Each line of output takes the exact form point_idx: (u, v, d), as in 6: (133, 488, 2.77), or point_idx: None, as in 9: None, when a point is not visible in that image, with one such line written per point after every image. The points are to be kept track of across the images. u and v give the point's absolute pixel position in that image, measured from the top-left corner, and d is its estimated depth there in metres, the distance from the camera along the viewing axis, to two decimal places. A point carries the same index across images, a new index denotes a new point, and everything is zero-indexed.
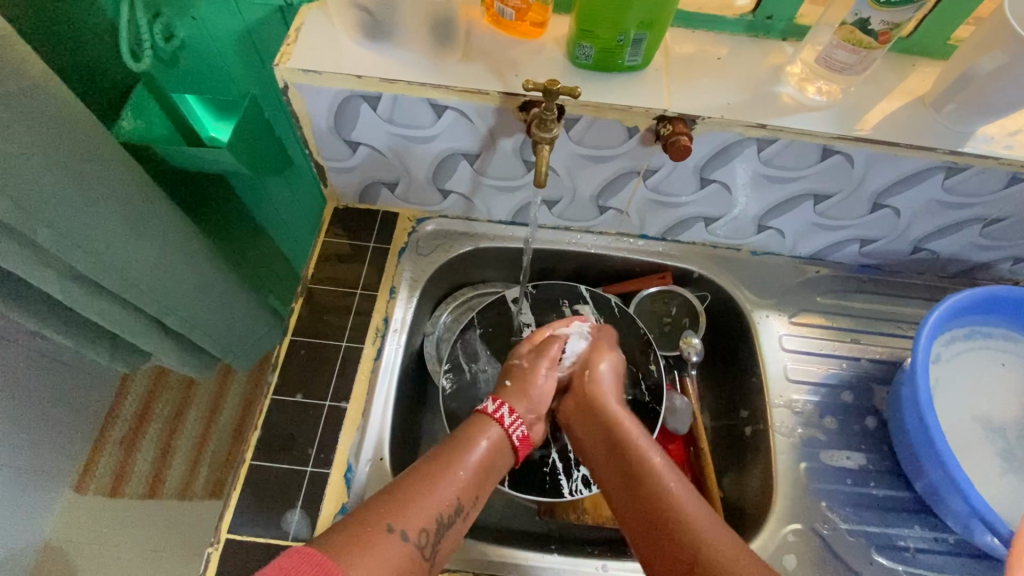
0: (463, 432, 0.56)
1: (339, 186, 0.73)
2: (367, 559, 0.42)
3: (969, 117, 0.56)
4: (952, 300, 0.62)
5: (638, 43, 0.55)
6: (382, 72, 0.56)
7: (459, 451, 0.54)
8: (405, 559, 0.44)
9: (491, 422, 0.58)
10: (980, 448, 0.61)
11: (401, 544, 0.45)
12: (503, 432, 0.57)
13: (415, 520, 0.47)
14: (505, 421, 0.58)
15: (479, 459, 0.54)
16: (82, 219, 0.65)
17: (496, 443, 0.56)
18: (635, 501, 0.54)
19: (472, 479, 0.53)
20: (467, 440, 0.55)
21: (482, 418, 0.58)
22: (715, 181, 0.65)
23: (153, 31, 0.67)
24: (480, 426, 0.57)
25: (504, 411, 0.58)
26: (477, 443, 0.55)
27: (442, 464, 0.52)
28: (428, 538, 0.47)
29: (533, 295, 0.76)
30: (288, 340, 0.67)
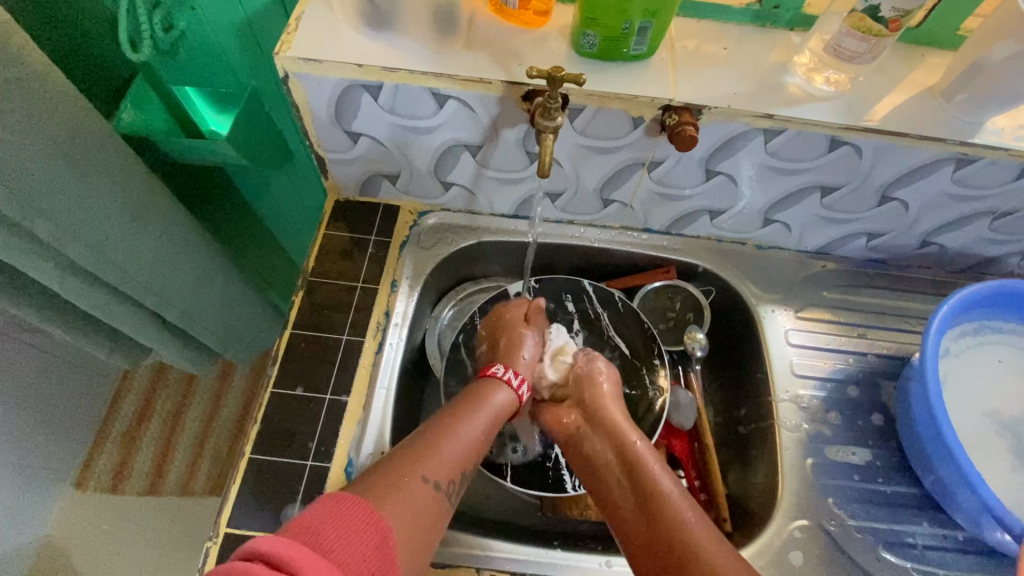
0: (476, 388, 0.60)
1: (340, 179, 0.72)
2: (401, 503, 0.45)
3: (981, 107, 0.55)
4: (961, 293, 0.61)
5: (644, 31, 0.54)
6: (383, 61, 0.55)
7: (477, 405, 0.58)
8: (433, 502, 0.48)
9: (502, 383, 0.61)
10: (990, 444, 0.60)
11: (432, 491, 0.48)
12: (514, 393, 0.61)
13: (442, 469, 0.50)
14: (512, 383, 0.61)
15: (495, 408, 0.59)
16: (80, 210, 0.64)
17: (507, 401, 0.60)
18: (642, 525, 0.53)
19: (488, 431, 0.57)
20: (484, 393, 0.59)
21: (490, 379, 0.61)
22: (721, 173, 0.65)
23: (153, 22, 0.65)
24: (489, 387, 0.60)
25: (511, 375, 0.62)
26: (494, 398, 0.59)
27: (462, 417, 0.56)
28: (452, 484, 0.51)
29: (536, 289, 0.75)
30: (289, 333, 0.67)
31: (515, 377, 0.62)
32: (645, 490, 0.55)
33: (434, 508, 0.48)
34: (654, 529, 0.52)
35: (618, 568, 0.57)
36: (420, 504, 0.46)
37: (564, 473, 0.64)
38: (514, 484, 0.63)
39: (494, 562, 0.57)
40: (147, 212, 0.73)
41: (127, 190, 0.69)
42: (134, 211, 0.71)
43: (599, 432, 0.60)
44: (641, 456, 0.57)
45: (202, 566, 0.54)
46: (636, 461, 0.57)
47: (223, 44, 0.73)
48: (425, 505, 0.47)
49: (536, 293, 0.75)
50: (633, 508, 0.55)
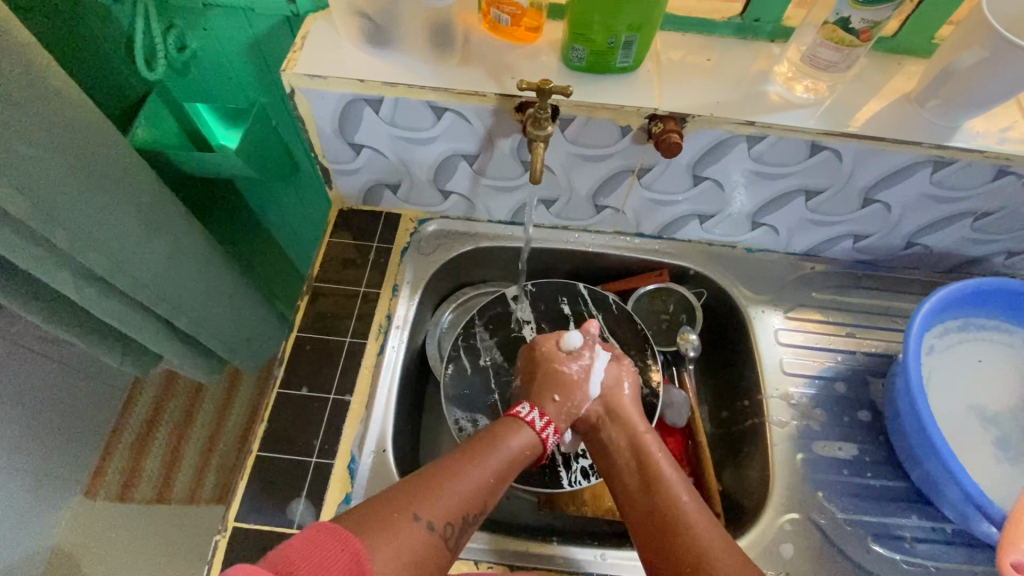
0: (494, 433, 0.57)
1: (344, 189, 0.76)
2: (390, 544, 0.43)
3: (953, 111, 0.58)
4: (943, 291, 0.63)
5: (629, 45, 0.57)
6: (383, 76, 0.59)
7: (487, 452, 0.54)
8: (427, 547, 0.46)
9: (522, 424, 0.58)
10: (977, 438, 0.62)
11: (426, 535, 0.46)
12: (535, 436, 0.58)
13: (442, 512, 0.48)
14: (536, 425, 0.59)
15: (506, 453, 0.55)
16: (97, 220, 0.68)
17: (527, 446, 0.57)
18: (643, 507, 0.55)
19: (499, 478, 0.53)
20: (497, 439, 0.56)
21: (512, 419, 0.59)
22: (708, 179, 0.67)
23: (167, 41, 0.71)
24: (511, 428, 0.58)
25: (536, 416, 0.59)
26: (507, 445, 0.56)
27: (473, 462, 0.53)
28: (453, 531, 0.48)
29: (532, 293, 0.78)
30: (295, 336, 0.69)
31: (538, 417, 0.59)
32: (649, 475, 0.56)
33: (428, 558, 0.45)
34: (656, 512, 0.54)
35: (613, 561, 0.59)
36: (412, 554, 0.44)
37: (560, 469, 0.66)
38: (511, 479, 0.65)
39: (492, 554, 0.59)
40: (159, 223, 0.77)
41: (141, 200, 0.73)
42: (148, 221, 0.75)
43: (614, 422, 0.62)
44: (650, 445, 0.59)
45: (210, 560, 0.56)
46: (645, 448, 0.59)
47: (233, 63, 0.75)
48: (417, 553, 0.45)
49: (532, 297, 0.78)
50: (638, 491, 0.56)
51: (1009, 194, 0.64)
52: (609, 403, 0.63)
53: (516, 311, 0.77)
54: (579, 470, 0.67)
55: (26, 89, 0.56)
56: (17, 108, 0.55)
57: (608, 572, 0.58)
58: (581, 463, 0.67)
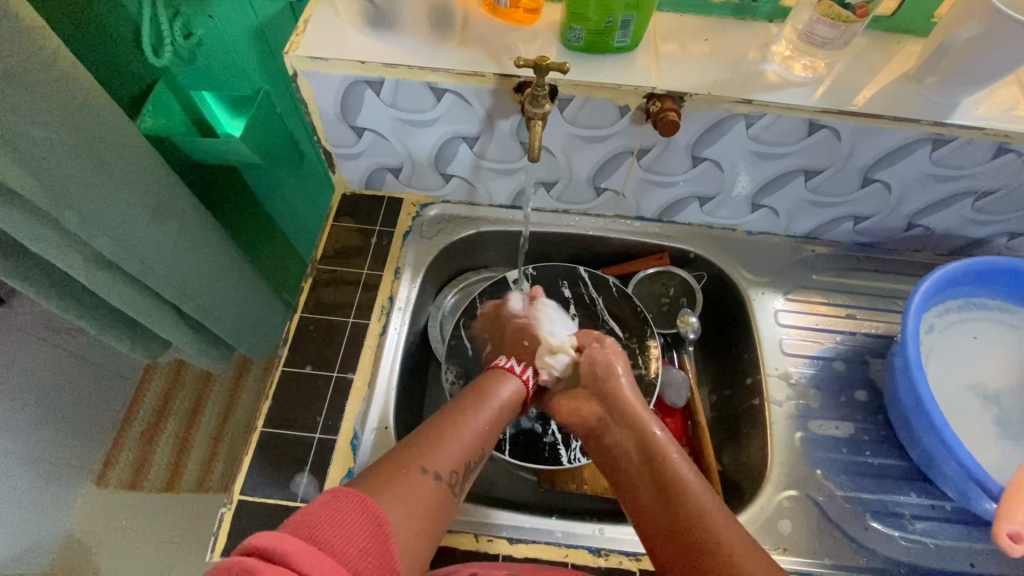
0: (479, 388, 0.60)
1: (347, 173, 0.77)
2: (401, 496, 0.46)
3: (951, 87, 0.58)
4: (943, 269, 0.63)
5: (627, 25, 0.58)
6: (384, 58, 0.60)
7: (479, 402, 0.58)
8: (435, 494, 0.48)
9: (506, 372, 0.63)
10: (976, 416, 0.62)
11: (432, 483, 0.49)
12: (519, 380, 0.63)
13: (442, 461, 0.51)
14: (517, 371, 0.63)
15: (497, 405, 0.59)
16: (106, 204, 0.69)
17: (515, 393, 0.61)
18: (660, 514, 0.53)
19: (491, 427, 0.57)
20: (485, 389, 0.60)
21: (501, 371, 0.63)
22: (707, 159, 0.68)
23: (173, 30, 0.72)
24: (499, 379, 0.62)
25: (515, 364, 0.64)
26: (496, 393, 0.60)
27: (465, 414, 0.56)
28: (456, 476, 0.51)
29: (533, 277, 0.79)
30: (299, 316, 0.71)
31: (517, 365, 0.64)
32: (661, 480, 0.54)
33: (436, 503, 0.48)
34: (672, 518, 0.52)
35: (611, 535, 0.60)
36: (421, 498, 0.47)
37: (560, 447, 0.67)
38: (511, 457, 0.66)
39: (492, 528, 0.59)
40: (166, 208, 0.78)
41: (148, 185, 0.74)
42: (155, 205, 0.76)
43: (621, 424, 0.60)
44: (659, 442, 0.57)
45: (215, 531, 0.57)
46: (652, 444, 0.57)
47: (238, 50, 0.77)
48: (425, 498, 0.47)
49: (533, 280, 0.79)
50: (652, 498, 0.54)
51: (1010, 172, 0.64)
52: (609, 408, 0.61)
53: (518, 294, 0.78)
54: (579, 448, 0.68)
55: (37, 71, 0.57)
56: (27, 91, 0.57)
57: (606, 546, 0.59)
58: (581, 442, 0.68)
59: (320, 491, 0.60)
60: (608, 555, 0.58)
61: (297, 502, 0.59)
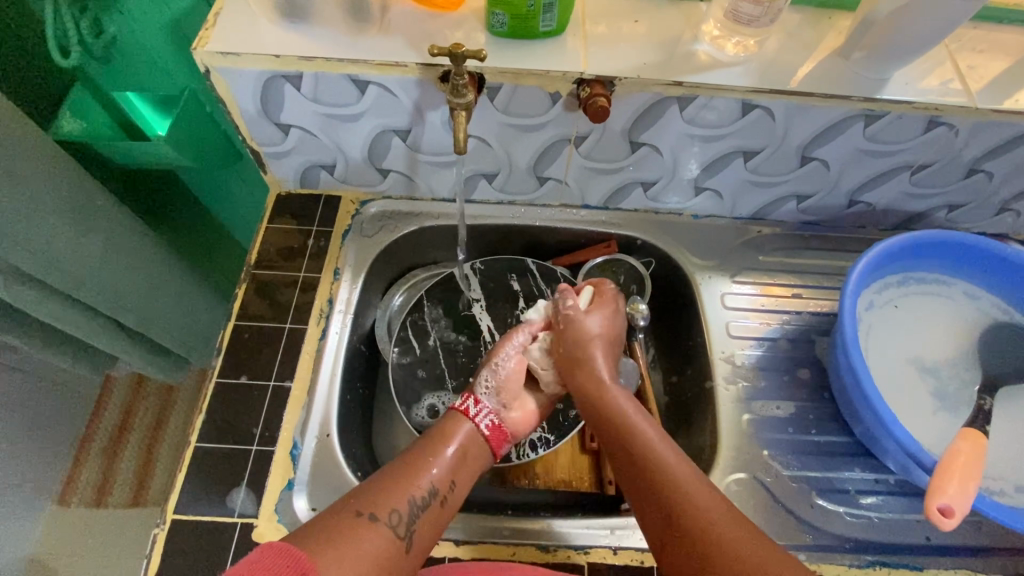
0: (433, 436, 0.57)
1: (279, 173, 0.73)
2: (338, 552, 0.43)
3: (879, 62, 0.58)
4: (880, 246, 0.63)
5: (550, 8, 0.56)
6: (300, 50, 0.57)
7: (433, 441, 0.56)
8: (382, 549, 0.46)
9: (461, 416, 0.59)
10: (915, 389, 0.63)
11: (372, 532, 0.46)
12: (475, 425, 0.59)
13: (387, 505, 0.49)
14: (471, 412, 0.60)
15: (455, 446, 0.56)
16: (15, 215, 0.65)
17: (472, 436, 0.58)
18: (652, 514, 0.50)
19: (448, 469, 0.54)
20: (442, 434, 0.57)
21: (456, 413, 0.60)
22: (645, 144, 0.66)
23: (80, 26, 0.68)
24: (454, 420, 0.59)
25: (469, 403, 0.61)
26: (450, 436, 0.57)
27: (419, 460, 0.54)
28: (401, 518, 0.48)
29: (481, 272, 0.78)
30: (232, 324, 0.68)
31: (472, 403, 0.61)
32: (649, 462, 0.52)
33: (386, 560, 0.46)
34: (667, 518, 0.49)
35: (560, 530, 0.59)
36: (371, 553, 0.45)
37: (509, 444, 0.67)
38: None
39: (439, 531, 0.58)
40: (89, 216, 0.74)
41: (65, 192, 0.70)
42: (75, 215, 0.72)
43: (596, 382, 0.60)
44: (627, 426, 0.56)
45: (148, 553, 0.55)
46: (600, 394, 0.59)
47: (155, 47, 0.74)
48: (371, 554, 0.45)
49: (481, 274, 0.78)
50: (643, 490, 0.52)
51: (942, 145, 0.64)
52: (582, 390, 0.60)
53: (466, 290, 0.77)
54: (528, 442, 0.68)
55: None
56: None
57: (554, 542, 0.58)
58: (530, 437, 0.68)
59: (258, 505, 0.58)
60: (556, 550, 0.58)
61: (234, 518, 0.57)
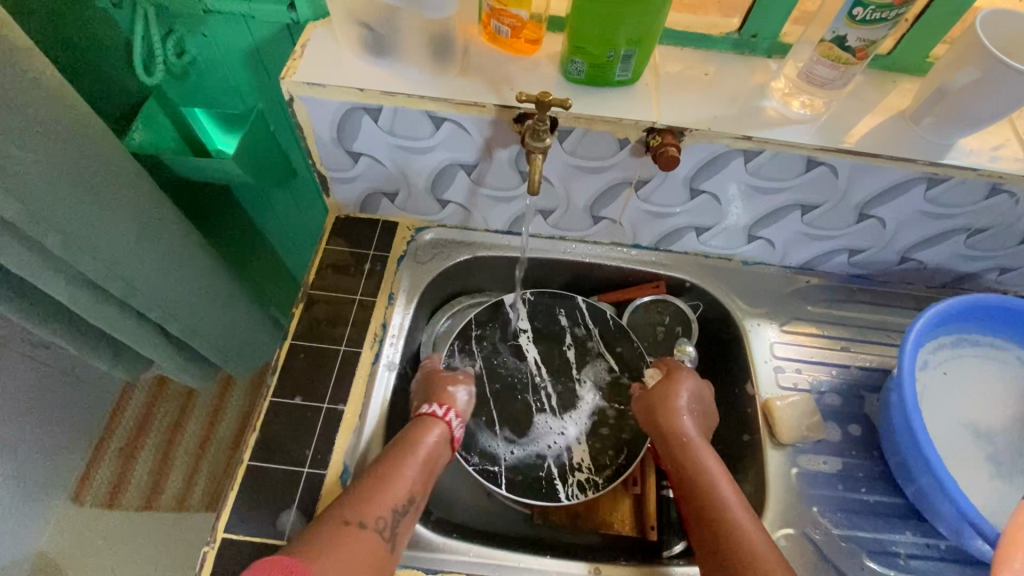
0: (407, 437, 0.59)
1: (341, 197, 0.75)
2: (333, 560, 0.47)
3: (947, 128, 0.58)
4: (938, 308, 0.63)
5: (628, 59, 0.58)
6: (383, 85, 0.59)
7: (408, 444, 0.58)
8: (371, 550, 0.50)
9: (433, 419, 0.61)
10: (969, 454, 0.62)
11: (361, 536, 0.50)
12: (445, 426, 0.62)
13: (372, 511, 0.52)
14: (442, 415, 0.62)
15: (426, 450, 0.58)
16: (90, 226, 0.67)
17: (443, 438, 0.61)
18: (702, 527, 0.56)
19: (421, 474, 0.57)
20: (413, 438, 0.59)
21: (426, 417, 0.62)
22: (705, 192, 0.67)
23: (166, 47, 0.71)
24: (426, 424, 0.61)
25: (438, 408, 0.63)
26: (424, 441, 0.59)
27: (396, 463, 0.56)
28: (386, 523, 0.52)
29: (530, 301, 0.79)
30: (288, 344, 0.69)
31: (441, 409, 0.63)
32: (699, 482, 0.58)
33: (375, 560, 0.49)
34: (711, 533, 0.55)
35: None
36: (359, 558, 0.48)
37: (557, 483, 0.68)
38: (507, 491, 0.66)
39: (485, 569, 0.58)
40: (155, 226, 0.76)
41: (136, 201, 0.72)
42: (141, 225, 0.74)
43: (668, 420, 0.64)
44: (692, 444, 0.61)
45: (198, 571, 0.55)
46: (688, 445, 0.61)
47: (231, 70, 0.76)
48: (361, 558, 0.49)
49: (530, 305, 0.78)
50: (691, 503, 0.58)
51: (1003, 211, 0.65)
52: (653, 419, 0.65)
53: (514, 318, 0.77)
54: (576, 483, 0.68)
55: (23, 92, 0.56)
56: (17, 114, 0.55)
57: None
58: (578, 477, 0.68)
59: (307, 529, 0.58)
60: None
61: (284, 540, 0.57)
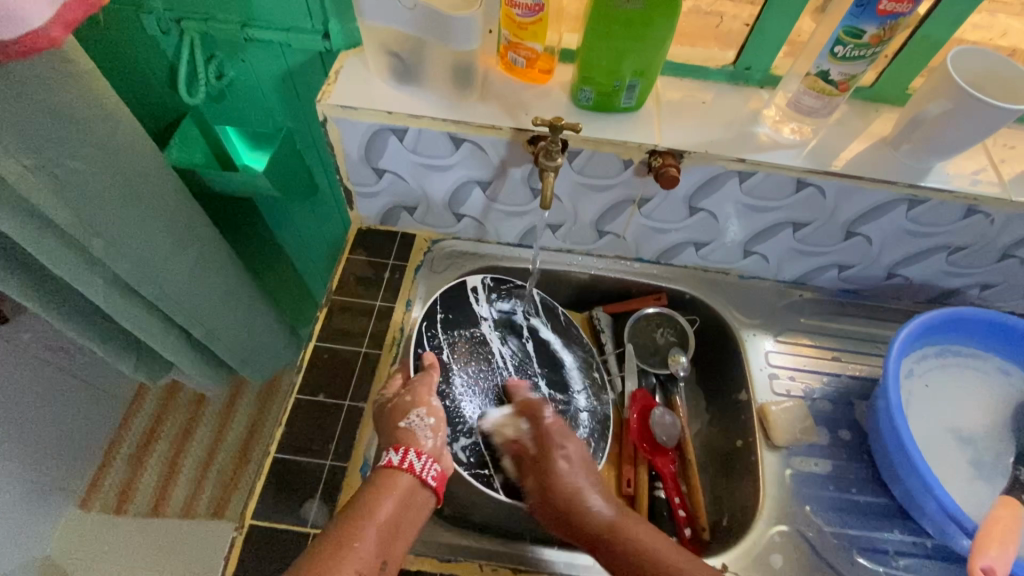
0: (367, 496, 0.54)
1: (364, 210, 0.81)
2: None
3: (924, 154, 0.64)
4: (921, 319, 0.68)
5: (633, 88, 0.63)
6: (409, 109, 0.65)
7: (364, 509, 0.53)
8: None
9: (396, 475, 0.56)
10: (952, 457, 0.66)
11: None
12: (416, 477, 0.56)
13: None
14: (415, 468, 0.56)
15: (386, 511, 0.53)
16: (132, 233, 0.72)
17: (406, 493, 0.55)
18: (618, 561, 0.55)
19: (383, 543, 0.52)
20: (370, 502, 0.53)
21: (387, 471, 0.56)
22: (704, 209, 0.73)
23: (208, 72, 0.77)
24: (387, 480, 0.55)
25: (411, 458, 0.57)
26: (382, 506, 0.53)
27: (355, 536, 0.51)
28: None
29: (491, 287, 0.78)
30: (313, 345, 0.73)
31: (415, 458, 0.57)
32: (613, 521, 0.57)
33: None
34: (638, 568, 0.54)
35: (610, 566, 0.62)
36: None
37: None
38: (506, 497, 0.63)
39: (496, 556, 0.62)
40: (189, 234, 0.81)
41: (175, 211, 0.78)
42: (176, 234, 0.79)
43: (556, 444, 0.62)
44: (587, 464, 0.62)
45: (226, 555, 0.59)
46: (586, 466, 0.62)
47: (265, 93, 0.82)
48: None
49: (492, 291, 0.78)
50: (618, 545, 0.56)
51: (980, 230, 0.70)
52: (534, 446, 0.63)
53: (478, 308, 0.76)
54: None
55: (86, 110, 0.61)
56: (77, 130, 0.61)
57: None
58: None
59: (329, 518, 0.61)
60: None
61: (307, 528, 0.60)
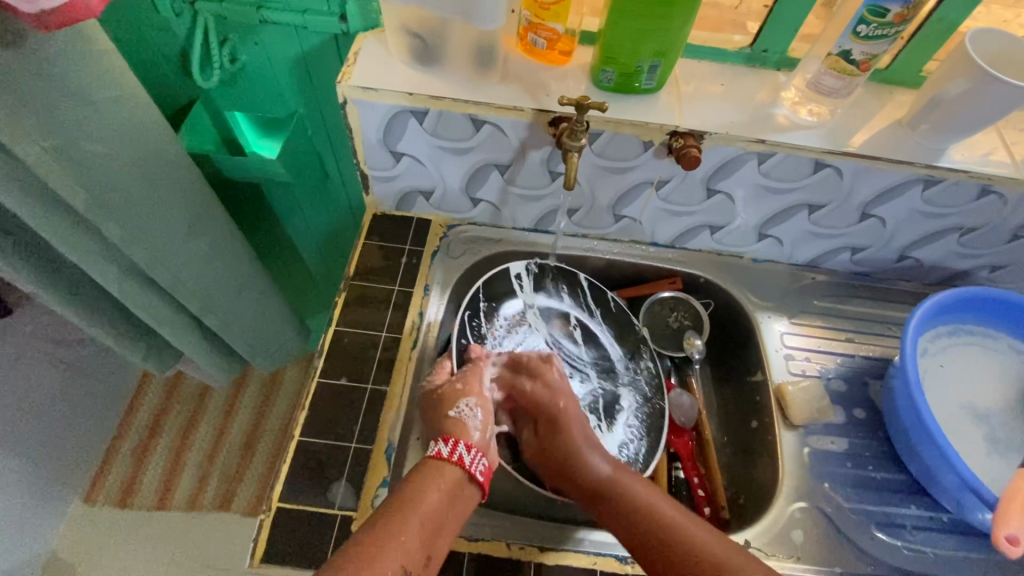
0: (411, 487, 0.52)
1: (380, 195, 0.80)
2: None
3: (941, 134, 0.65)
4: (936, 298, 0.69)
5: (654, 69, 0.63)
6: (429, 90, 0.64)
7: (410, 498, 0.51)
8: None
9: (443, 465, 0.55)
10: (967, 433, 0.67)
11: None
12: (463, 469, 0.55)
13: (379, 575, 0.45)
14: (465, 460, 0.56)
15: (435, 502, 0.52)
16: (148, 218, 0.71)
17: (453, 486, 0.54)
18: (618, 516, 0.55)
19: (430, 529, 0.50)
20: (416, 491, 0.52)
21: (433, 460, 0.56)
22: (721, 192, 0.73)
23: (221, 54, 0.76)
24: (434, 471, 0.54)
25: (460, 450, 0.56)
26: (428, 495, 0.52)
27: (402, 521, 0.49)
28: None
29: (534, 274, 0.81)
30: (333, 330, 0.73)
31: (464, 450, 0.56)
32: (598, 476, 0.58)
33: None
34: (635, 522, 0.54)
35: None
36: None
37: None
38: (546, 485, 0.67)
39: (523, 536, 0.62)
40: (204, 220, 0.81)
41: (190, 198, 0.77)
42: (191, 220, 0.78)
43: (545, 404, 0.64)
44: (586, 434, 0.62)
45: (254, 538, 0.59)
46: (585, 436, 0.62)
47: (278, 77, 0.81)
48: None
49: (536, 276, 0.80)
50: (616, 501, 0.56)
51: (993, 211, 0.71)
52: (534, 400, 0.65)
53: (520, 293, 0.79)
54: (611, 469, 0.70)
55: (105, 91, 0.61)
56: (97, 112, 0.60)
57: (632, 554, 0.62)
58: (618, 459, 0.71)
59: (356, 500, 0.61)
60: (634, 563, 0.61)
61: (334, 509, 0.61)
